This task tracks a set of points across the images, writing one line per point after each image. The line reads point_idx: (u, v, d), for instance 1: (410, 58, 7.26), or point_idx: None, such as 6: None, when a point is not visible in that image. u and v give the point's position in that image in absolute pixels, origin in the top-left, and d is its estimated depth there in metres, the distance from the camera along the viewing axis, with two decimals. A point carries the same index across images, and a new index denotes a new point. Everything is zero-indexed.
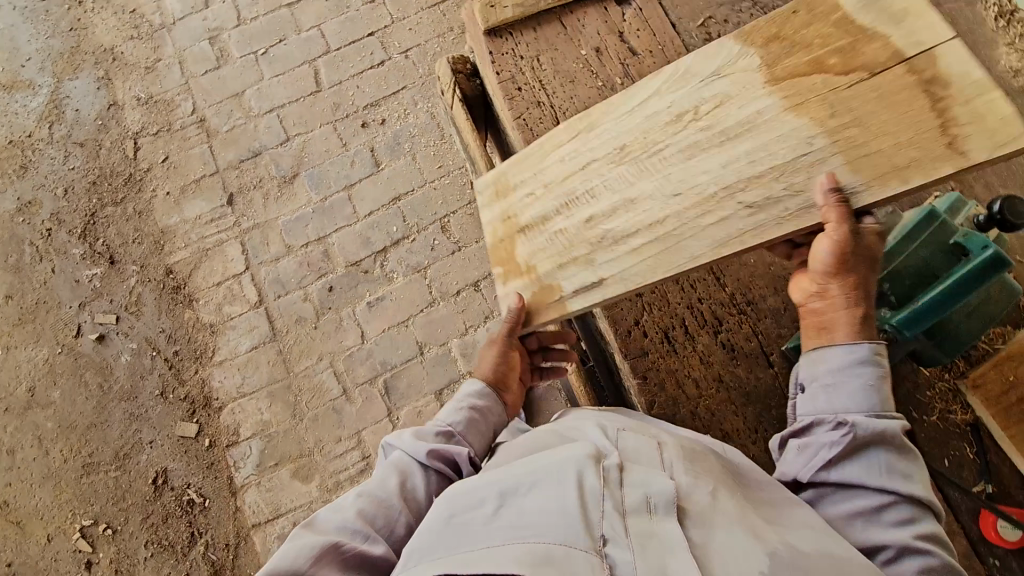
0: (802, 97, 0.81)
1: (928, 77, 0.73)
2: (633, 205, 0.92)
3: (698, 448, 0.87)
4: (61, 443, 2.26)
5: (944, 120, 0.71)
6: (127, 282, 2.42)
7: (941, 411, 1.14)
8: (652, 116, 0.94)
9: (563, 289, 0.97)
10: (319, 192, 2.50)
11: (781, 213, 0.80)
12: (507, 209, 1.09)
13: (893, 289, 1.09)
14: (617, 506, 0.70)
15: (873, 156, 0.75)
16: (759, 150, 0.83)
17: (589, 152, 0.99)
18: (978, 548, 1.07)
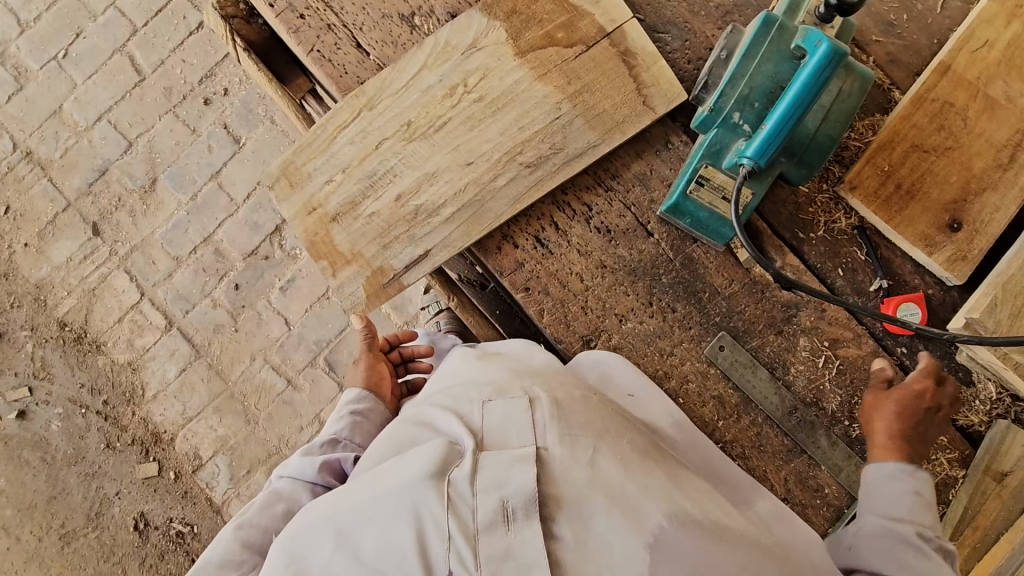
0: (545, 68, 1.07)
1: (622, 50, 1.07)
2: (434, 177, 1.05)
3: (567, 403, 0.88)
4: (28, 525, 2.20)
5: (638, 84, 1.07)
6: (23, 349, 2.24)
7: (825, 224, 1.11)
8: (427, 90, 1.07)
9: (393, 267, 1.05)
10: (187, 191, 2.28)
11: (550, 167, 1.06)
12: (308, 199, 1.06)
13: (744, 116, 0.99)
14: (465, 526, 0.73)
15: (602, 114, 1.07)
16: (523, 118, 1.07)
17: (379, 130, 1.06)
18: (884, 342, 1.09)
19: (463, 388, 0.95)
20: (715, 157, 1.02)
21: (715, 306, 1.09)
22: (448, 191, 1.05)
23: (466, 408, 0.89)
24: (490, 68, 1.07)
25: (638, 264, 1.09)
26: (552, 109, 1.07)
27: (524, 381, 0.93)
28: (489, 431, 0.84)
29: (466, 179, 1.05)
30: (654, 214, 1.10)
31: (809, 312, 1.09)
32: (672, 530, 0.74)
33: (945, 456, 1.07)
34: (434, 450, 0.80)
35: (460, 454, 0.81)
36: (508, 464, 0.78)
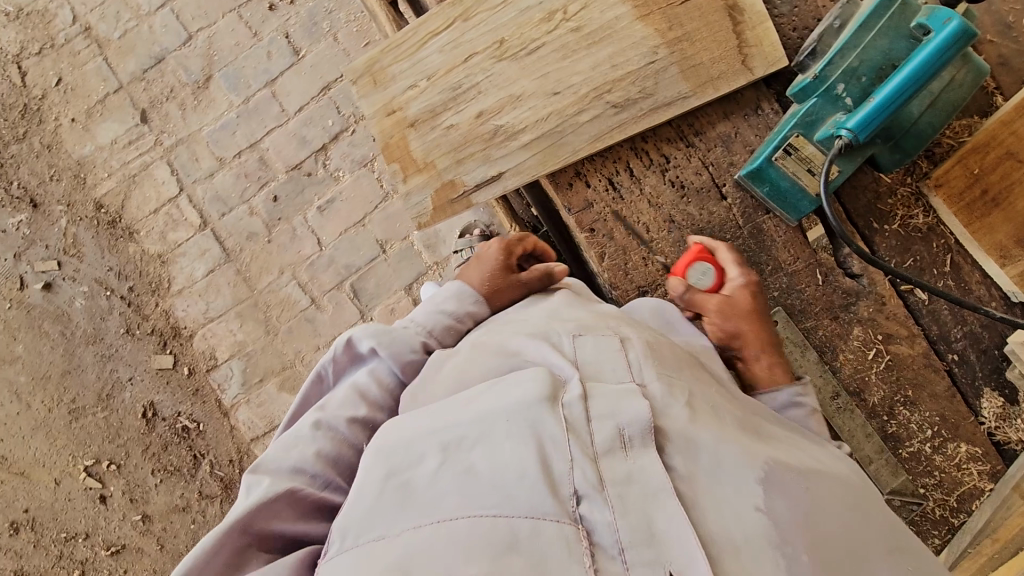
0: (648, 8, 1.03)
1: (731, 3, 1.03)
2: (518, 100, 1.03)
3: (655, 347, 0.85)
4: (40, 395, 2.24)
5: (740, 42, 1.03)
6: (57, 224, 2.26)
7: (902, 218, 1.09)
8: (525, 10, 1.03)
9: (463, 185, 1.04)
10: (240, 94, 2.26)
11: (637, 111, 1.04)
12: (389, 102, 1.05)
13: (848, 88, 0.95)
14: (584, 448, 0.66)
15: (698, 67, 1.04)
16: (618, 56, 1.03)
17: (470, 43, 1.03)
18: (936, 346, 1.08)
19: (541, 321, 0.90)
20: (808, 127, 0.99)
21: (776, 281, 1.08)
22: (530, 117, 1.03)
23: (552, 337, 0.84)
24: None
25: (707, 224, 1.07)
26: (648, 53, 1.03)
27: (609, 322, 0.89)
28: (584, 361, 0.79)
29: (550, 109, 1.03)
30: (732, 178, 1.07)
31: (868, 303, 1.07)
32: (790, 480, 0.71)
33: (975, 468, 1.07)
34: (535, 374, 0.74)
35: (566, 381, 0.74)
36: (617, 393, 0.73)
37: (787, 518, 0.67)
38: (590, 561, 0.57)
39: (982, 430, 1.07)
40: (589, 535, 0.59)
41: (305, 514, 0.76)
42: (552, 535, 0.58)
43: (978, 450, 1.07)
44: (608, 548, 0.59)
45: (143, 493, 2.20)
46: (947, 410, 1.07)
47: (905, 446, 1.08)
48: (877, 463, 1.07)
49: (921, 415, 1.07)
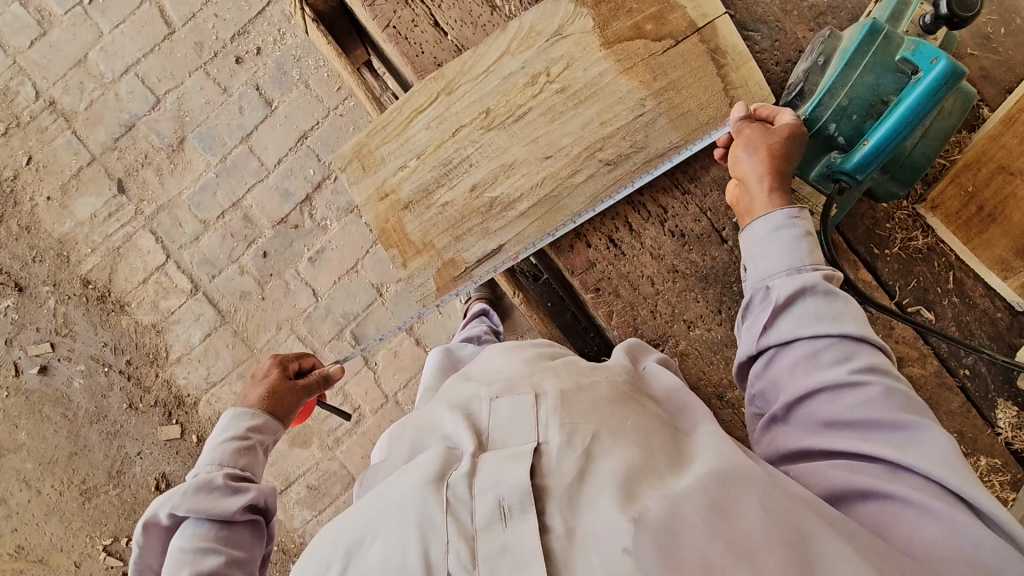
0: (630, 61, 1.03)
1: (712, 47, 1.02)
2: (510, 169, 1.02)
3: (578, 389, 0.73)
4: (50, 479, 2.21)
5: (726, 85, 1.03)
6: (45, 305, 2.22)
7: (901, 241, 1.09)
8: (508, 77, 1.03)
9: (465, 260, 1.03)
10: (216, 152, 2.23)
11: (631, 167, 1.03)
12: (381, 184, 1.04)
13: (840, 127, 0.95)
14: (463, 526, 0.58)
15: (687, 116, 1.03)
16: (606, 113, 1.03)
17: (457, 116, 1.03)
18: (947, 363, 1.09)
19: (470, 389, 0.81)
20: (803, 167, 1.00)
21: None
22: (525, 184, 1.02)
23: (472, 407, 0.76)
24: (574, 57, 1.03)
25: (711, 270, 1.06)
26: (635, 106, 1.03)
27: (533, 376, 0.78)
28: (495, 429, 0.70)
29: (543, 174, 1.03)
30: (729, 222, 1.06)
31: (877, 329, 1.08)
32: (677, 509, 0.58)
33: (996, 479, 1.07)
34: (428, 456, 0.67)
35: (459, 456, 0.66)
36: (508, 459, 0.63)
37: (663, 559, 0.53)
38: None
39: (1000, 441, 1.07)
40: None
41: None
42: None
43: (998, 461, 1.07)
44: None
45: None
46: (965, 425, 1.07)
47: None
48: None
49: None
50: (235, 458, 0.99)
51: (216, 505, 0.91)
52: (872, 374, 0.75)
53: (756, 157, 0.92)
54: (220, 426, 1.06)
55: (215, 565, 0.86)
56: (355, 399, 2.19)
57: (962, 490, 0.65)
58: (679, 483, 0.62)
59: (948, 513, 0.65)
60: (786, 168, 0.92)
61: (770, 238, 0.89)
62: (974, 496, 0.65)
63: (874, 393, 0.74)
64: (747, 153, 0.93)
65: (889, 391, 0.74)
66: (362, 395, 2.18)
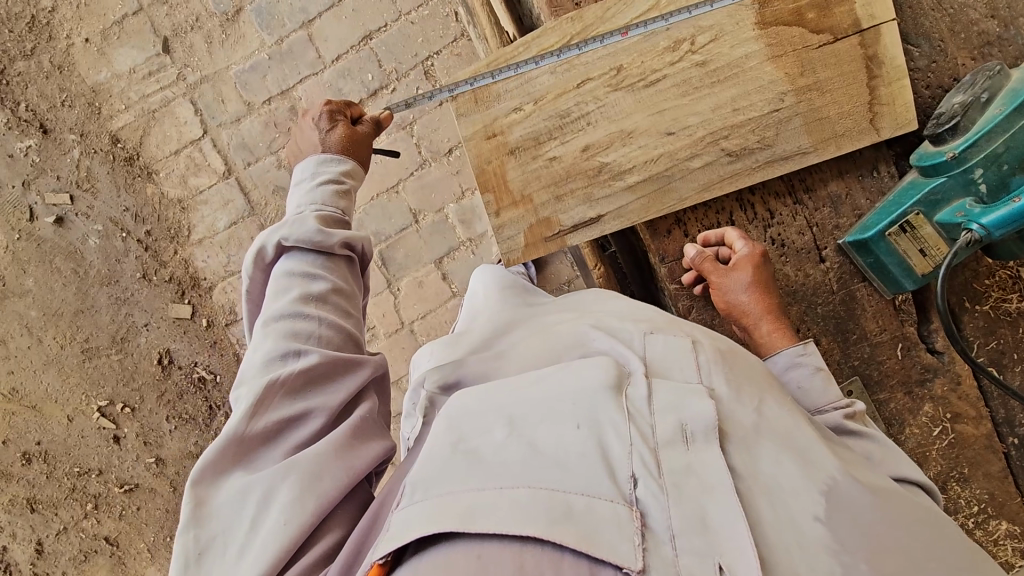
0: (782, 48, 0.94)
1: (871, 53, 0.93)
2: (629, 138, 0.96)
3: (731, 353, 0.75)
4: (52, 331, 2.19)
5: (873, 97, 0.95)
6: (69, 154, 2.12)
7: (995, 300, 1.05)
8: (650, 36, 0.94)
9: (561, 223, 0.99)
10: (272, 33, 2.07)
11: (754, 162, 0.97)
12: (490, 122, 0.97)
13: (986, 174, 0.90)
14: (645, 439, 0.60)
15: (824, 121, 0.96)
16: (742, 99, 0.95)
17: (586, 67, 0.95)
18: (999, 427, 1.09)
19: (609, 316, 0.82)
20: (931, 206, 0.94)
21: (858, 350, 1.06)
22: (640, 156, 0.96)
23: (621, 334, 0.76)
24: (722, 31, 0.94)
25: (801, 287, 1.04)
26: (774, 98, 0.95)
27: (680, 323, 0.80)
28: (652, 358, 0.71)
29: (660, 150, 0.96)
30: (833, 241, 1.04)
31: (944, 381, 1.06)
32: (862, 498, 0.62)
33: (1010, 544, 1.09)
34: (600, 361, 0.67)
35: (630, 374, 0.67)
36: (682, 392, 0.65)
37: (849, 531, 0.59)
38: (640, 542, 0.52)
39: None
40: (642, 517, 0.54)
41: (296, 395, 0.76)
42: (607, 517, 0.53)
43: (1017, 528, 1.09)
44: (658, 533, 0.53)
45: (157, 437, 2.21)
46: (998, 490, 1.09)
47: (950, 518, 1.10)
48: None
49: (972, 492, 1.09)
50: (335, 201, 0.97)
51: (313, 236, 0.89)
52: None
53: (741, 293, 0.96)
54: (302, 172, 1.01)
55: (323, 290, 0.87)
56: (372, 319, 2.17)
57: None
58: (852, 474, 0.66)
59: None
60: (772, 288, 0.97)
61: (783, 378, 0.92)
62: None
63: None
64: (730, 294, 0.97)
65: None
66: (379, 317, 2.17)
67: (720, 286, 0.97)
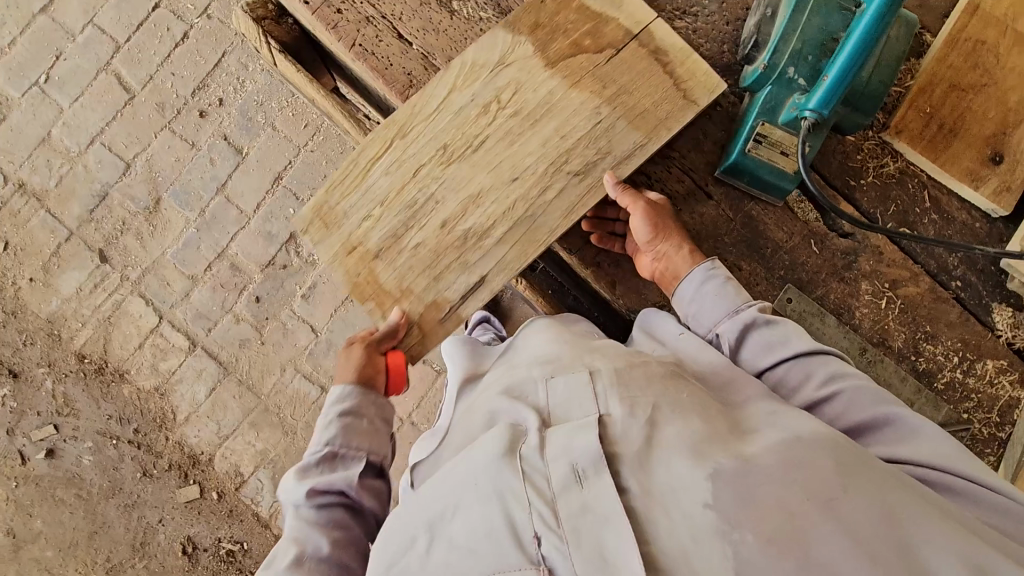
0: (576, 76, 1.05)
1: (652, 50, 1.05)
2: (479, 198, 1.04)
3: (629, 368, 0.80)
4: (72, 564, 2.15)
5: (674, 83, 1.04)
6: (42, 388, 2.19)
7: (875, 170, 1.14)
8: (460, 112, 1.06)
9: (451, 298, 1.04)
10: (194, 208, 2.23)
11: (599, 175, 1.04)
12: (349, 241, 1.06)
13: (799, 70, 1.01)
14: (541, 492, 0.67)
15: (643, 115, 1.04)
16: (564, 126, 1.04)
17: (414, 158, 1.06)
18: (938, 278, 1.13)
19: (524, 374, 0.88)
20: (771, 113, 1.03)
21: (778, 260, 1.12)
22: (495, 212, 1.04)
23: (528, 391, 0.85)
24: (520, 81, 1.06)
25: (702, 226, 1.12)
26: (591, 115, 1.04)
27: (585, 357, 0.87)
28: (555, 407, 0.79)
29: (513, 197, 1.04)
30: (711, 177, 1.13)
31: (868, 256, 1.12)
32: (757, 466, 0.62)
33: (1005, 379, 1.11)
34: (496, 432, 0.76)
35: (525, 431, 0.75)
36: (572, 430, 0.71)
37: (744, 506, 0.59)
38: None
39: (1002, 343, 1.11)
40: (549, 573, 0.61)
41: None
42: None
43: (1004, 361, 1.11)
44: None
45: None
46: (966, 334, 1.12)
47: (940, 379, 1.11)
48: (920, 404, 1.09)
49: (946, 345, 1.11)
50: (345, 440, 0.98)
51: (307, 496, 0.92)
52: (837, 383, 0.84)
53: (655, 216, 1.03)
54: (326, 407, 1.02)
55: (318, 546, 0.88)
56: None
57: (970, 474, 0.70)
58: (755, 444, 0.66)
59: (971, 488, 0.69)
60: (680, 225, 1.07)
61: (702, 292, 1.00)
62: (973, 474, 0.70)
63: (847, 400, 0.82)
64: (647, 216, 1.02)
65: (861, 392, 0.82)
66: None
67: (649, 210, 1.02)
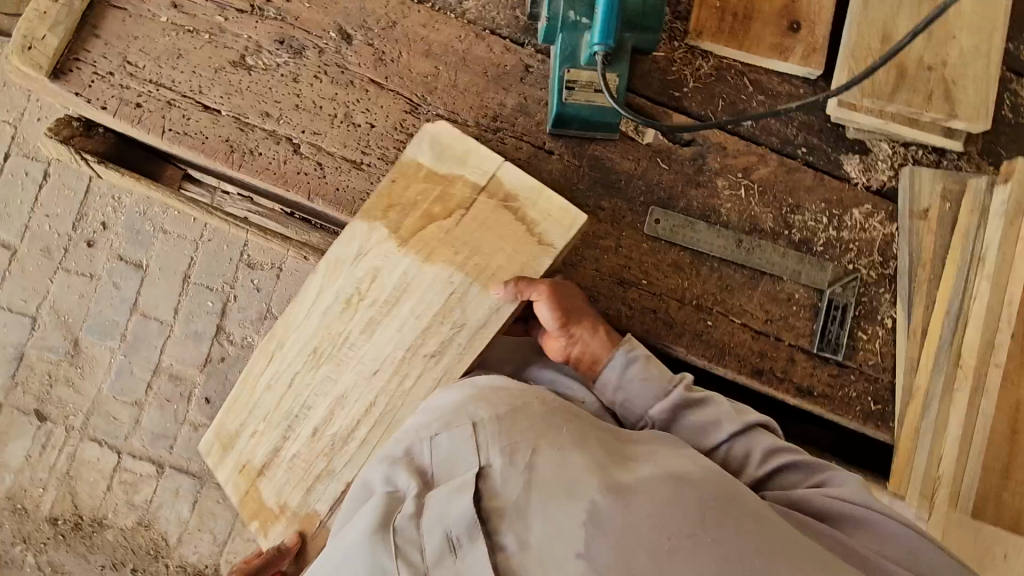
0: (430, 246, 1.04)
1: (502, 197, 1.03)
2: (345, 400, 1.07)
3: (511, 414, 0.84)
4: None
5: (529, 226, 1.03)
6: (24, 565, 2.12)
7: (693, 75, 1.18)
8: (326, 311, 1.08)
9: (319, 513, 1.07)
10: (115, 336, 2.19)
11: (457, 348, 1.03)
12: (240, 458, 1.11)
13: (579, 12, 1.06)
14: (414, 566, 0.74)
15: (498, 272, 1.03)
16: (421, 306, 1.05)
17: (289, 362, 1.09)
18: (785, 152, 1.18)
19: (412, 420, 0.92)
20: (571, 59, 1.08)
21: (635, 187, 1.15)
22: (356, 415, 1.06)
23: (413, 445, 0.87)
24: (381, 268, 1.06)
25: (554, 182, 1.15)
26: (445, 284, 1.04)
27: (470, 403, 0.88)
28: (438, 466, 0.83)
29: (373, 393, 1.06)
30: (547, 135, 1.15)
31: (714, 155, 1.17)
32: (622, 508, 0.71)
33: (874, 220, 1.16)
34: (375, 504, 0.81)
35: (402, 499, 0.81)
36: (448, 498, 0.77)
37: (610, 548, 0.68)
38: None
39: (859, 189, 1.17)
40: None
41: None
42: None
43: (867, 205, 1.17)
44: None
45: None
46: (826, 193, 1.17)
47: (818, 242, 1.15)
48: (806, 271, 1.14)
49: (813, 210, 1.16)
50: None
51: None
52: (774, 453, 0.96)
53: (562, 304, 1.02)
54: None
55: None
56: None
57: (873, 505, 0.86)
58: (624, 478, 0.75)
59: (870, 514, 0.85)
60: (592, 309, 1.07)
61: (626, 378, 1.03)
62: (878, 504, 0.86)
63: (783, 467, 0.96)
64: (551, 304, 1.01)
65: (789, 459, 0.96)
66: None
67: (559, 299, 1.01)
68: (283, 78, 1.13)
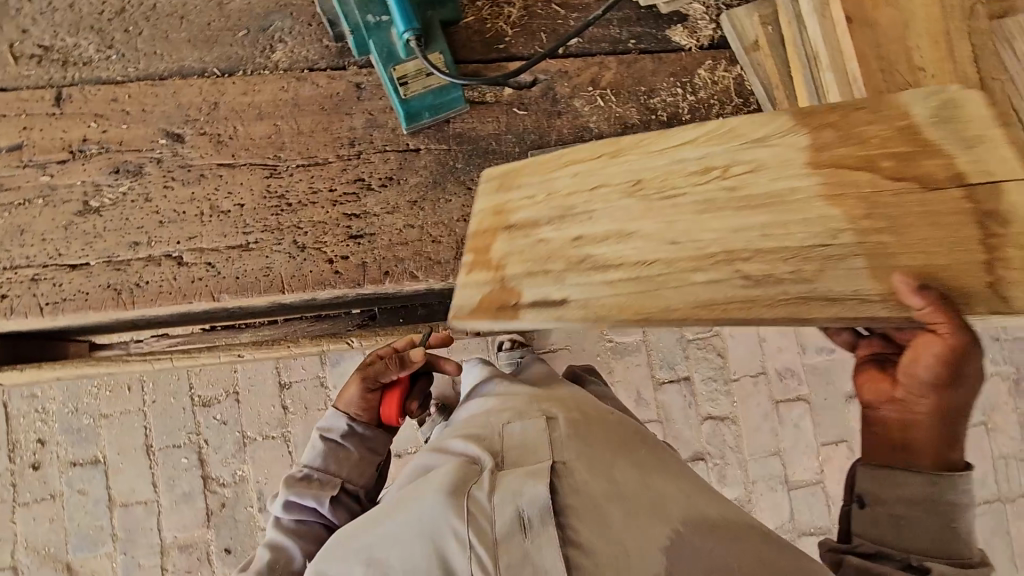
0: (842, 188, 0.68)
1: (979, 205, 0.64)
2: (625, 236, 0.77)
3: (584, 424, 0.85)
4: None
5: (986, 252, 0.64)
6: None
7: (508, 23, 1.23)
8: (679, 161, 0.77)
9: (519, 292, 0.81)
10: (105, 539, 2.06)
11: (780, 291, 0.68)
12: (497, 201, 0.90)
13: (376, 13, 1.09)
14: (484, 536, 0.69)
15: (889, 260, 0.66)
16: (776, 220, 0.70)
17: (597, 180, 0.81)
18: (619, 51, 1.25)
19: (485, 413, 0.92)
20: (391, 57, 1.11)
21: (507, 143, 1.19)
22: (631, 257, 0.76)
23: (485, 433, 0.86)
24: (766, 164, 0.72)
25: (433, 174, 1.16)
26: (817, 232, 0.68)
27: (541, 404, 0.90)
28: (511, 449, 0.81)
29: (644, 269, 0.75)
30: (407, 134, 1.17)
31: (561, 82, 1.22)
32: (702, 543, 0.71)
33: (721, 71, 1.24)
34: (452, 468, 0.78)
35: (478, 470, 0.78)
36: (524, 477, 0.74)
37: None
38: None
39: (695, 52, 1.26)
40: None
41: None
42: None
43: (708, 61, 1.25)
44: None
45: None
46: (670, 69, 1.24)
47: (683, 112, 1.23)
48: None
49: (666, 88, 1.24)
50: None
51: None
52: None
53: (948, 374, 0.72)
54: None
55: None
56: None
57: None
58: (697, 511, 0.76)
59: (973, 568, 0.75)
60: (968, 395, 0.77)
61: None
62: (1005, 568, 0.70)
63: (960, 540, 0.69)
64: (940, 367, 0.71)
65: None
66: None
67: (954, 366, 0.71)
68: (135, 204, 1.10)
